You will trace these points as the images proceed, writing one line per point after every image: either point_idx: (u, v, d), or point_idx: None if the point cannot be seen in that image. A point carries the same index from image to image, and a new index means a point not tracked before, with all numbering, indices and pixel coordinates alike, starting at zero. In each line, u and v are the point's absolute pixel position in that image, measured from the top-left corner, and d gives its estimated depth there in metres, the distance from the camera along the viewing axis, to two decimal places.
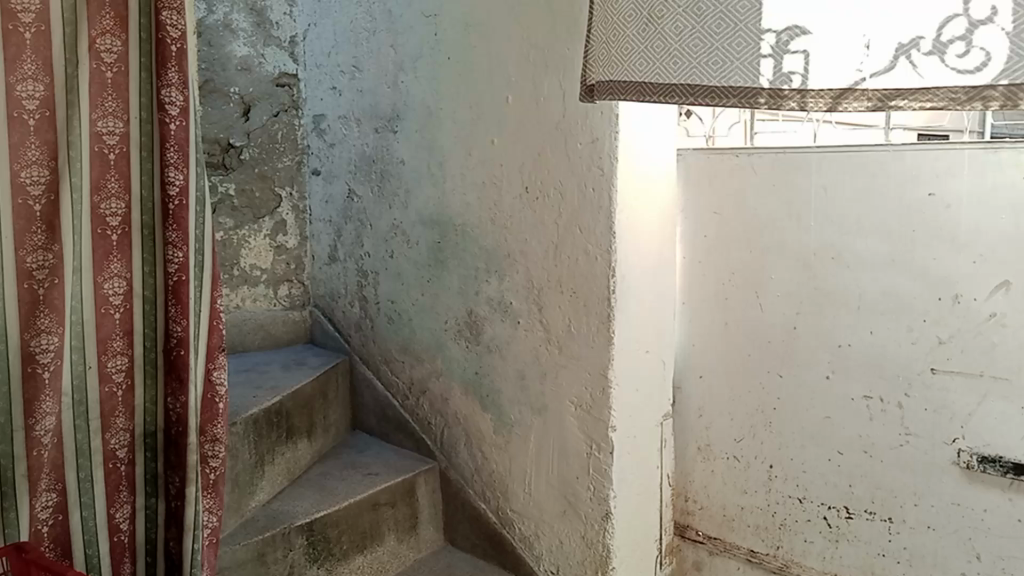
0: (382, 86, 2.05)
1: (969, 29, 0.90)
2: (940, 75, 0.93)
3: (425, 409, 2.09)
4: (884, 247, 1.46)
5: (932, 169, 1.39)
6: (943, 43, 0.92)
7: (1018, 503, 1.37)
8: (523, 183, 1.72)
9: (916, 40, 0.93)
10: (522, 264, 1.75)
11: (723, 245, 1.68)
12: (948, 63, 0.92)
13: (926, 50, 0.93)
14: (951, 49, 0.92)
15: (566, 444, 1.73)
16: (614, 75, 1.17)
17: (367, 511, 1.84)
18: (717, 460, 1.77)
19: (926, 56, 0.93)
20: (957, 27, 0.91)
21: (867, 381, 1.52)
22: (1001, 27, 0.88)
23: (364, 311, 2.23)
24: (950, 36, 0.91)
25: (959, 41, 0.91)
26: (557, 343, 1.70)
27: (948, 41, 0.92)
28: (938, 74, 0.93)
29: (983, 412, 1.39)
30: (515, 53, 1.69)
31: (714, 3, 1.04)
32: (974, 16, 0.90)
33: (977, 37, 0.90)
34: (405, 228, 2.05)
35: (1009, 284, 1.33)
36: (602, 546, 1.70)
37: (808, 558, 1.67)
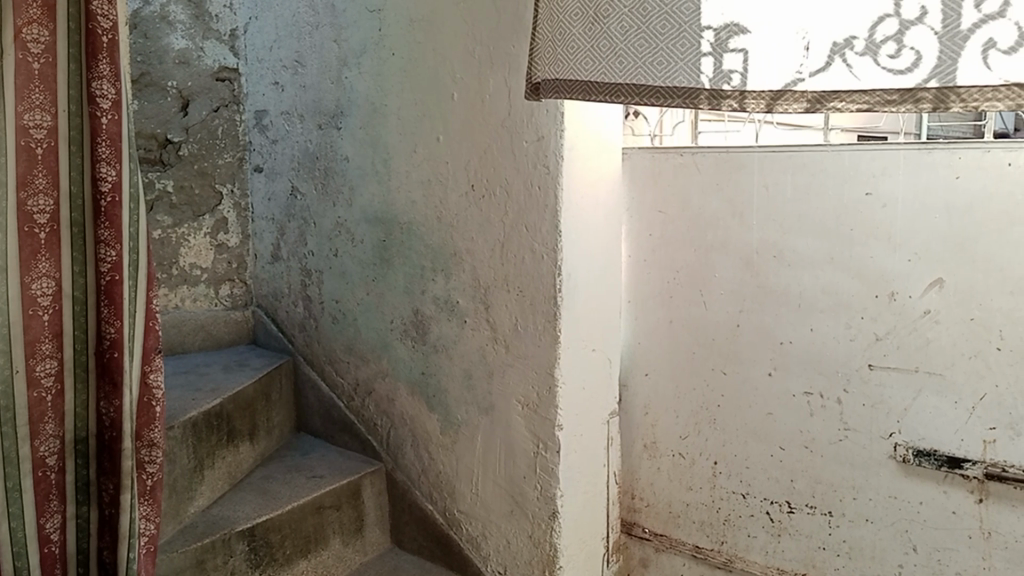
0: (326, 82, 2.02)
1: (900, 29, 0.92)
2: (873, 75, 0.94)
3: (371, 410, 2.06)
4: (824, 245, 1.49)
5: (869, 169, 1.42)
6: (876, 43, 0.93)
7: (951, 496, 1.41)
8: (468, 180, 1.71)
9: (850, 40, 0.95)
10: (469, 262, 1.74)
11: (668, 243, 1.70)
12: (881, 63, 0.94)
13: (860, 50, 0.94)
14: (883, 49, 0.93)
15: (513, 443, 1.72)
16: (560, 72, 1.16)
17: (311, 514, 1.81)
18: (663, 458, 1.79)
19: (859, 56, 0.95)
20: (889, 28, 0.92)
21: (807, 377, 1.54)
22: (930, 27, 0.90)
23: (308, 310, 2.19)
24: (883, 36, 0.93)
25: (891, 41, 0.92)
26: (504, 342, 1.69)
27: (881, 41, 0.93)
28: (872, 75, 0.94)
29: (918, 407, 1.43)
30: (461, 50, 1.67)
31: (659, 3, 1.05)
32: (905, 17, 0.91)
33: (908, 37, 0.91)
34: (349, 226, 2.02)
35: (942, 281, 1.37)
36: (550, 546, 1.69)
37: (751, 553, 1.69)
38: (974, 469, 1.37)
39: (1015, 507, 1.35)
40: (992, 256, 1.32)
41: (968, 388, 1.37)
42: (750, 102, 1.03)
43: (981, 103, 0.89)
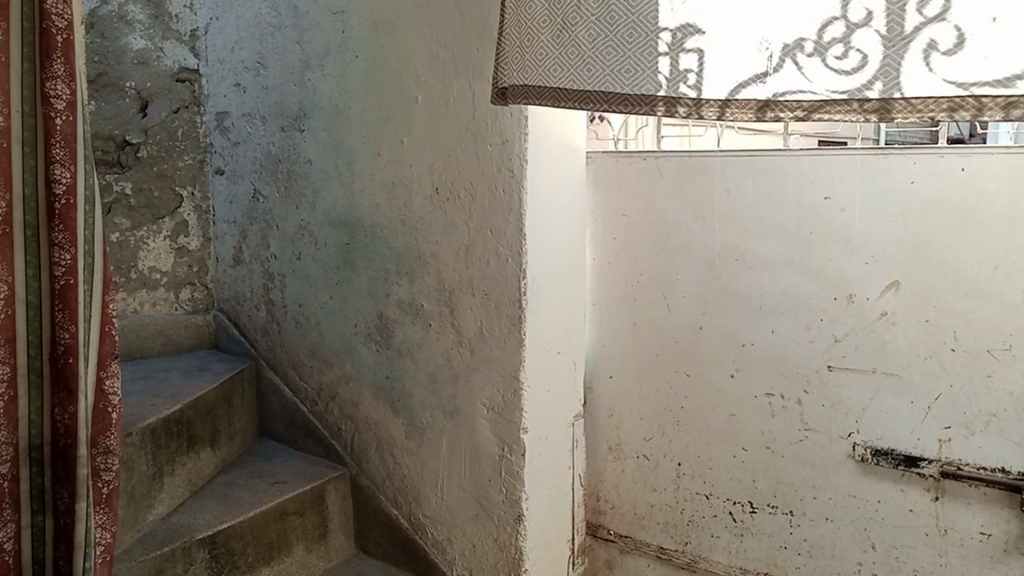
0: (289, 84, 2.00)
1: (848, 31, 0.93)
2: (822, 77, 0.96)
3: (334, 414, 2.04)
4: (784, 248, 1.51)
5: (828, 174, 1.45)
6: (824, 45, 0.95)
7: (908, 494, 1.44)
8: (433, 183, 1.70)
9: (801, 42, 0.96)
10: (434, 265, 1.73)
11: (632, 246, 1.71)
12: (829, 64, 0.95)
13: (810, 52, 0.96)
14: (831, 51, 0.95)
15: (478, 446, 1.72)
16: (528, 78, 1.17)
17: (274, 521, 1.78)
18: (627, 459, 1.80)
19: (809, 58, 0.96)
20: (836, 30, 0.94)
21: (768, 378, 1.56)
22: (876, 29, 0.91)
23: (271, 314, 2.17)
24: (831, 38, 0.94)
25: (838, 43, 0.94)
26: (469, 345, 1.69)
27: (829, 43, 0.94)
28: (822, 77, 0.96)
29: (875, 407, 1.45)
30: (425, 52, 1.67)
31: (626, 12, 1.07)
32: (852, 19, 0.92)
33: (854, 39, 0.93)
34: (312, 229, 2.00)
35: (898, 284, 1.40)
36: (515, 549, 1.69)
37: (714, 553, 1.70)
38: (930, 467, 1.40)
39: (970, 504, 1.38)
40: (946, 259, 1.34)
41: (923, 387, 1.39)
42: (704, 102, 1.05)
43: (935, 112, 0.90)
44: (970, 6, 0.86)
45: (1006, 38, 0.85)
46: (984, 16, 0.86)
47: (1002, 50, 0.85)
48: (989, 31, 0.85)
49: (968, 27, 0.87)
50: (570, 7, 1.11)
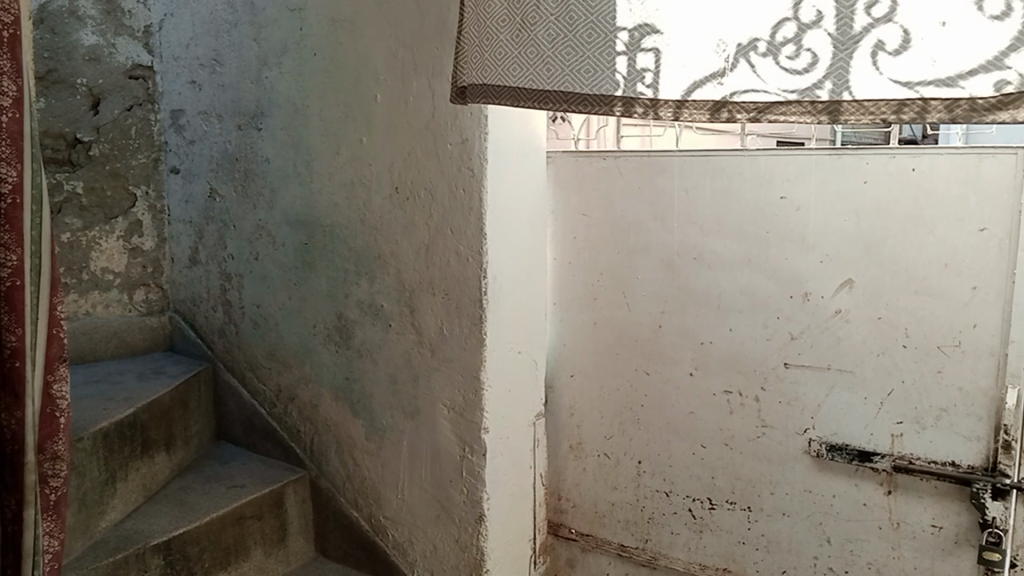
0: (245, 82, 1.97)
1: (799, 31, 0.94)
2: (775, 76, 0.97)
3: (294, 416, 2.02)
4: (741, 247, 1.53)
5: (784, 174, 1.47)
6: (777, 45, 0.96)
7: (862, 488, 1.47)
8: (393, 183, 1.69)
9: (754, 42, 0.97)
10: (393, 265, 1.72)
11: (592, 246, 1.71)
12: (781, 64, 0.96)
13: (763, 52, 0.97)
14: (783, 51, 0.96)
15: (439, 447, 1.71)
16: (487, 78, 1.18)
17: (231, 525, 1.76)
18: (588, 458, 1.81)
19: (762, 57, 0.97)
20: (788, 31, 0.95)
21: (727, 376, 1.58)
22: (826, 30, 0.93)
23: (228, 316, 2.13)
24: (783, 38, 0.95)
25: (790, 43, 0.95)
26: (429, 346, 1.68)
27: (782, 43, 0.96)
28: (774, 76, 0.97)
29: (830, 403, 1.48)
30: (384, 50, 1.65)
31: (586, 12, 1.07)
32: (803, 20, 0.94)
33: (806, 39, 0.94)
34: (269, 228, 1.98)
35: (852, 282, 1.42)
36: (476, 549, 1.68)
37: (674, 550, 1.72)
38: (883, 461, 1.43)
39: (921, 498, 1.41)
40: (897, 257, 1.37)
41: (876, 384, 1.42)
42: (660, 99, 1.05)
43: (888, 115, 0.92)
44: (920, 11, 0.88)
45: (954, 43, 0.87)
46: (934, 21, 0.87)
47: (949, 53, 0.87)
48: (937, 35, 0.87)
49: (917, 30, 0.88)
50: (529, 7, 1.11)
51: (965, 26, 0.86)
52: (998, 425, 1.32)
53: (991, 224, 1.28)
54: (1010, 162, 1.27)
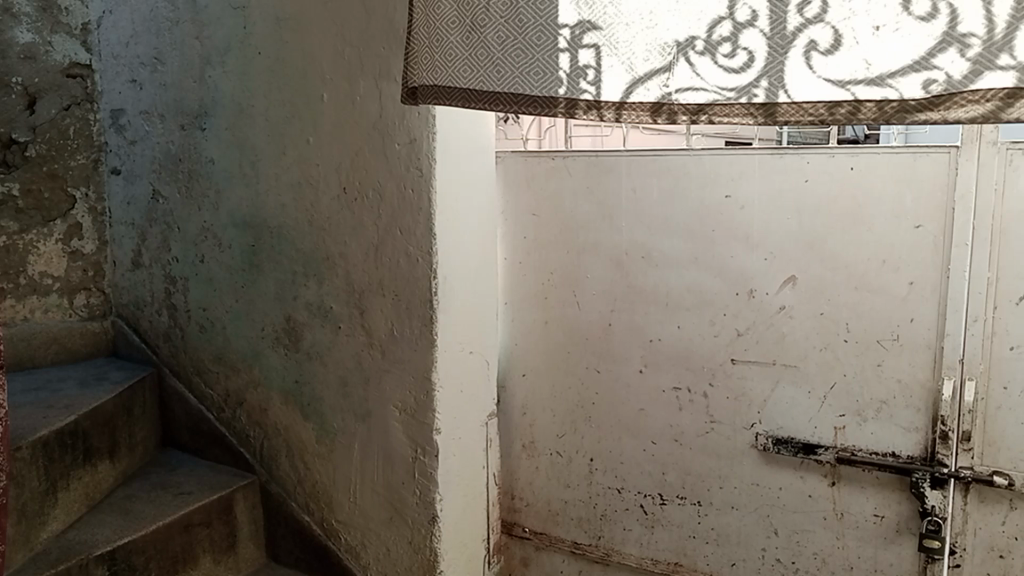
0: (188, 81, 1.93)
1: (735, 30, 0.96)
2: (712, 74, 0.99)
3: (242, 421, 1.99)
4: (688, 245, 1.55)
5: (728, 173, 1.49)
6: (713, 43, 0.98)
7: (808, 480, 1.50)
8: (341, 183, 1.67)
9: (692, 40, 0.99)
10: (343, 266, 1.70)
11: (542, 245, 1.72)
12: (719, 62, 0.98)
13: (700, 50, 0.99)
14: (720, 50, 0.97)
15: (391, 449, 1.70)
16: (438, 79, 1.17)
17: (178, 533, 1.72)
18: (541, 457, 1.81)
19: (700, 56, 0.99)
20: (724, 29, 0.96)
21: (676, 373, 1.60)
22: (760, 29, 0.95)
23: (173, 320, 2.09)
24: (720, 37, 0.97)
25: (727, 41, 0.97)
26: (380, 347, 1.67)
27: (718, 42, 0.97)
28: (712, 74, 0.99)
29: (776, 398, 1.50)
30: (330, 49, 1.64)
31: (534, 16, 1.08)
32: (738, 19, 0.96)
33: (742, 38, 0.96)
34: (215, 230, 1.94)
35: (795, 279, 1.45)
36: (430, 550, 1.68)
37: (627, 545, 1.74)
38: (827, 454, 1.46)
39: (864, 488, 1.45)
40: (837, 254, 1.40)
41: (820, 377, 1.45)
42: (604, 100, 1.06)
43: (826, 116, 0.94)
44: (855, 15, 0.90)
45: (887, 46, 0.89)
46: (867, 25, 0.89)
47: (882, 55, 0.89)
48: (873, 38, 0.89)
49: (852, 33, 0.90)
50: (478, 9, 1.11)
51: (898, 29, 0.88)
52: (935, 416, 1.36)
53: (926, 221, 1.32)
54: (943, 160, 1.30)
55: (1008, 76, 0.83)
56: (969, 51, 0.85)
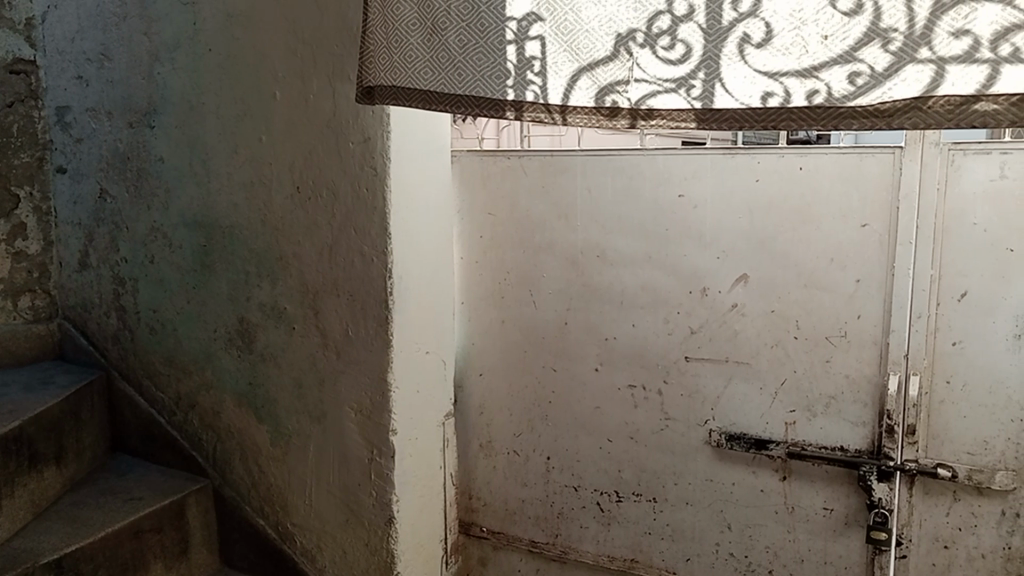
0: (136, 78, 1.89)
1: (673, 24, 1.00)
2: (652, 65, 1.02)
3: (194, 424, 1.96)
4: (642, 244, 1.56)
5: (681, 173, 1.51)
6: (653, 36, 1.02)
7: (760, 475, 1.52)
8: (294, 182, 1.66)
9: (632, 32, 1.03)
10: (296, 266, 1.69)
11: (498, 244, 1.72)
12: (659, 55, 1.02)
13: (641, 43, 1.03)
14: (660, 42, 1.01)
15: (347, 450, 1.68)
16: (396, 79, 1.20)
17: (129, 540, 1.68)
18: (498, 456, 1.82)
19: (641, 48, 1.03)
20: (663, 23, 1.00)
21: (630, 370, 1.61)
22: (698, 23, 0.99)
23: (122, 322, 2.05)
24: (659, 29, 1.01)
25: (666, 34, 1.01)
26: (335, 348, 1.66)
27: (658, 34, 1.01)
28: (653, 66, 1.02)
29: (728, 394, 1.53)
30: (282, 47, 1.62)
31: (495, 20, 1.11)
32: (677, 13, 1.00)
33: (680, 31, 1.00)
34: (165, 230, 1.91)
35: (746, 277, 1.47)
36: (386, 552, 1.67)
37: (584, 543, 1.74)
38: (778, 449, 1.48)
39: (814, 482, 1.48)
40: (787, 252, 1.43)
41: (770, 373, 1.48)
42: (551, 96, 1.10)
43: (778, 123, 0.97)
44: (805, 25, 0.93)
45: (831, 52, 0.92)
46: (816, 34, 0.93)
47: (815, 53, 0.93)
48: (821, 46, 0.93)
49: (802, 42, 0.94)
50: (439, 12, 1.15)
51: (844, 38, 0.91)
52: (882, 411, 1.39)
53: (872, 220, 1.35)
54: (888, 161, 1.34)
55: (927, 68, 0.87)
56: (891, 45, 0.89)
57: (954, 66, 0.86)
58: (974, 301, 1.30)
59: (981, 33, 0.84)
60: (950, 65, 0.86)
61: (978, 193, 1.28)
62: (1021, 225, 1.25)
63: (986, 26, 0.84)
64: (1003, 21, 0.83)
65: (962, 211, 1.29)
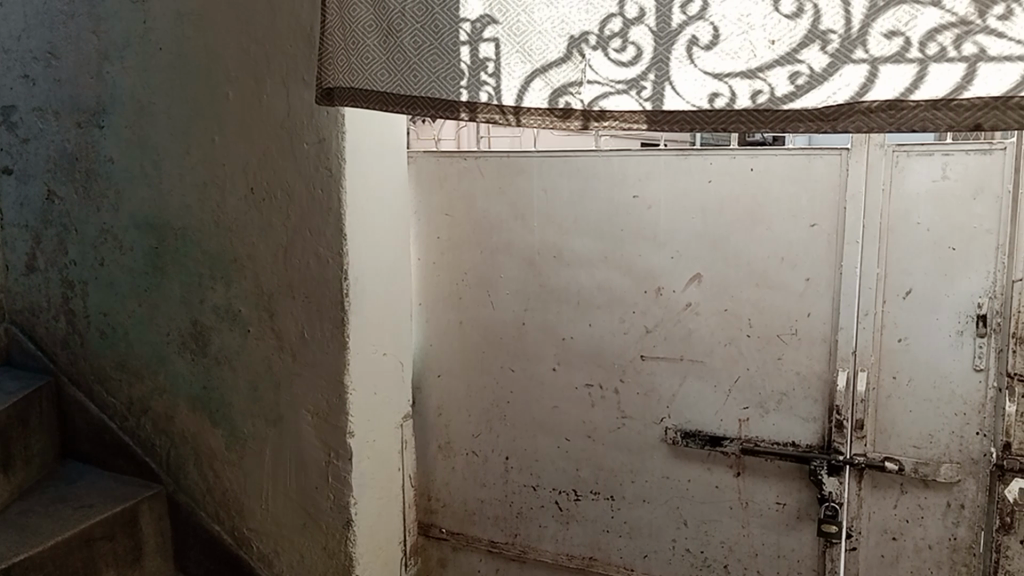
0: (85, 77, 1.85)
1: (625, 26, 1.01)
2: (604, 66, 1.04)
3: (147, 429, 1.93)
4: (598, 244, 1.58)
5: (635, 174, 1.52)
6: (605, 38, 1.03)
7: (714, 472, 1.54)
8: (248, 183, 1.64)
9: (585, 35, 1.04)
10: (251, 268, 1.67)
11: (455, 245, 1.72)
12: (610, 57, 1.03)
13: (593, 45, 1.04)
14: (611, 44, 1.03)
15: (304, 453, 1.67)
16: (354, 81, 1.19)
17: (79, 548, 1.65)
18: (457, 457, 1.81)
19: (593, 50, 1.04)
20: (615, 25, 1.02)
21: (587, 370, 1.63)
22: (648, 25, 1.00)
23: (71, 326, 2.00)
24: (611, 32, 1.02)
25: (617, 36, 1.02)
26: (291, 351, 1.64)
27: (609, 36, 1.02)
28: (604, 68, 1.04)
29: (683, 392, 1.55)
30: (235, 46, 1.60)
31: (450, 22, 1.12)
32: (628, 16, 1.01)
33: (631, 34, 1.01)
34: (116, 232, 1.87)
35: (699, 277, 1.49)
36: (345, 555, 1.66)
37: (543, 542, 1.75)
38: (732, 446, 1.51)
39: (767, 478, 1.50)
40: (739, 252, 1.45)
41: (724, 372, 1.50)
42: (505, 97, 1.10)
43: (726, 124, 0.98)
44: (751, 28, 0.95)
45: (775, 54, 0.94)
46: (761, 37, 0.95)
47: (760, 54, 0.95)
48: (765, 49, 0.95)
49: (748, 45, 0.96)
50: (393, 13, 1.15)
51: (789, 41, 0.93)
52: (832, 407, 1.42)
53: (821, 220, 1.38)
54: (835, 162, 1.37)
55: (863, 68, 0.90)
56: (829, 47, 0.92)
57: (888, 66, 0.89)
58: (918, 298, 1.34)
59: (914, 36, 0.87)
60: (883, 65, 0.89)
61: (921, 193, 1.31)
62: (962, 224, 1.29)
63: (922, 28, 0.87)
64: (938, 24, 0.86)
65: (906, 211, 1.32)
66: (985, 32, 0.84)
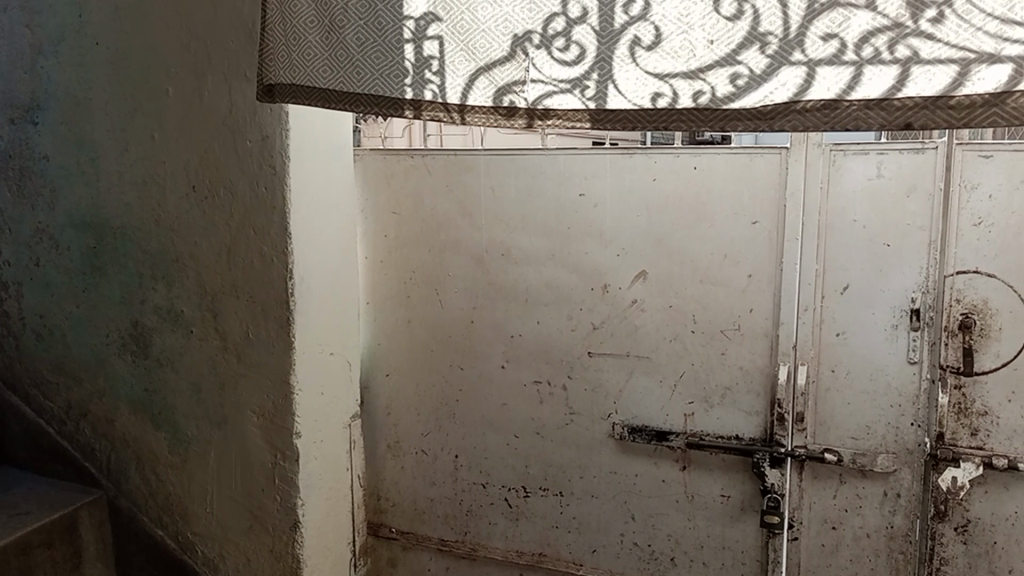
0: (18, 71, 1.80)
1: (568, 25, 1.02)
2: (548, 65, 1.04)
3: (86, 434, 1.88)
4: (546, 242, 1.58)
5: (581, 172, 1.54)
6: (549, 37, 1.03)
7: (661, 466, 1.57)
8: (189, 181, 1.61)
9: (529, 33, 1.04)
10: (193, 267, 1.64)
11: (402, 244, 1.71)
12: (554, 56, 1.03)
13: (537, 44, 1.04)
14: (555, 44, 1.03)
15: (249, 455, 1.65)
16: (297, 78, 1.18)
17: (16, 557, 1.60)
18: (406, 456, 1.81)
19: (536, 49, 1.04)
20: (558, 24, 1.02)
21: (535, 367, 1.63)
22: (591, 25, 1.01)
23: (6, 328, 1.94)
24: (554, 31, 1.03)
25: (560, 36, 1.02)
26: (235, 351, 1.62)
27: (553, 35, 1.03)
28: (548, 66, 1.04)
29: (630, 388, 1.56)
30: (175, 41, 1.57)
31: (394, 18, 1.11)
32: (571, 16, 1.01)
33: (573, 33, 1.02)
34: (51, 231, 1.82)
35: (644, 274, 1.51)
36: (292, 557, 1.64)
37: (493, 539, 1.76)
38: (677, 440, 1.53)
39: (711, 471, 1.53)
40: (683, 249, 1.47)
41: (670, 367, 1.52)
42: (450, 95, 1.10)
43: (668, 123, 1.00)
44: (691, 29, 0.96)
45: (715, 55, 0.96)
46: (701, 38, 0.96)
47: (700, 55, 0.96)
48: (705, 49, 0.96)
49: (689, 46, 0.97)
50: (335, 10, 1.14)
51: (727, 42, 0.95)
52: (773, 400, 1.45)
53: (762, 217, 1.41)
54: (776, 161, 1.39)
55: (800, 70, 0.92)
56: (767, 49, 0.93)
57: (824, 68, 0.91)
58: (855, 293, 1.37)
59: (848, 38, 0.90)
60: (819, 67, 0.91)
61: (857, 191, 1.35)
62: (896, 222, 1.33)
63: (855, 31, 0.89)
64: (871, 27, 0.89)
65: (844, 209, 1.36)
66: (916, 35, 0.87)
